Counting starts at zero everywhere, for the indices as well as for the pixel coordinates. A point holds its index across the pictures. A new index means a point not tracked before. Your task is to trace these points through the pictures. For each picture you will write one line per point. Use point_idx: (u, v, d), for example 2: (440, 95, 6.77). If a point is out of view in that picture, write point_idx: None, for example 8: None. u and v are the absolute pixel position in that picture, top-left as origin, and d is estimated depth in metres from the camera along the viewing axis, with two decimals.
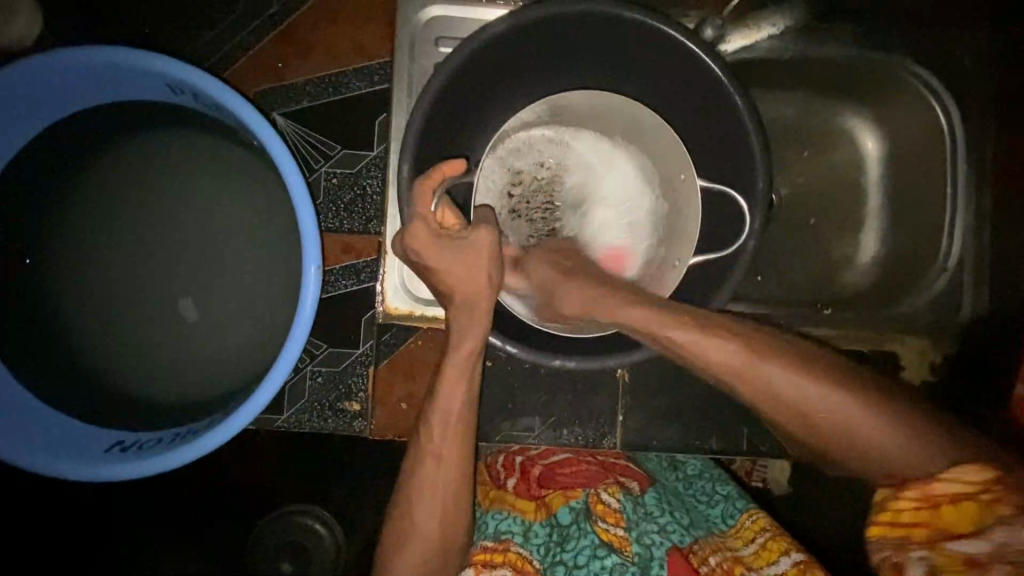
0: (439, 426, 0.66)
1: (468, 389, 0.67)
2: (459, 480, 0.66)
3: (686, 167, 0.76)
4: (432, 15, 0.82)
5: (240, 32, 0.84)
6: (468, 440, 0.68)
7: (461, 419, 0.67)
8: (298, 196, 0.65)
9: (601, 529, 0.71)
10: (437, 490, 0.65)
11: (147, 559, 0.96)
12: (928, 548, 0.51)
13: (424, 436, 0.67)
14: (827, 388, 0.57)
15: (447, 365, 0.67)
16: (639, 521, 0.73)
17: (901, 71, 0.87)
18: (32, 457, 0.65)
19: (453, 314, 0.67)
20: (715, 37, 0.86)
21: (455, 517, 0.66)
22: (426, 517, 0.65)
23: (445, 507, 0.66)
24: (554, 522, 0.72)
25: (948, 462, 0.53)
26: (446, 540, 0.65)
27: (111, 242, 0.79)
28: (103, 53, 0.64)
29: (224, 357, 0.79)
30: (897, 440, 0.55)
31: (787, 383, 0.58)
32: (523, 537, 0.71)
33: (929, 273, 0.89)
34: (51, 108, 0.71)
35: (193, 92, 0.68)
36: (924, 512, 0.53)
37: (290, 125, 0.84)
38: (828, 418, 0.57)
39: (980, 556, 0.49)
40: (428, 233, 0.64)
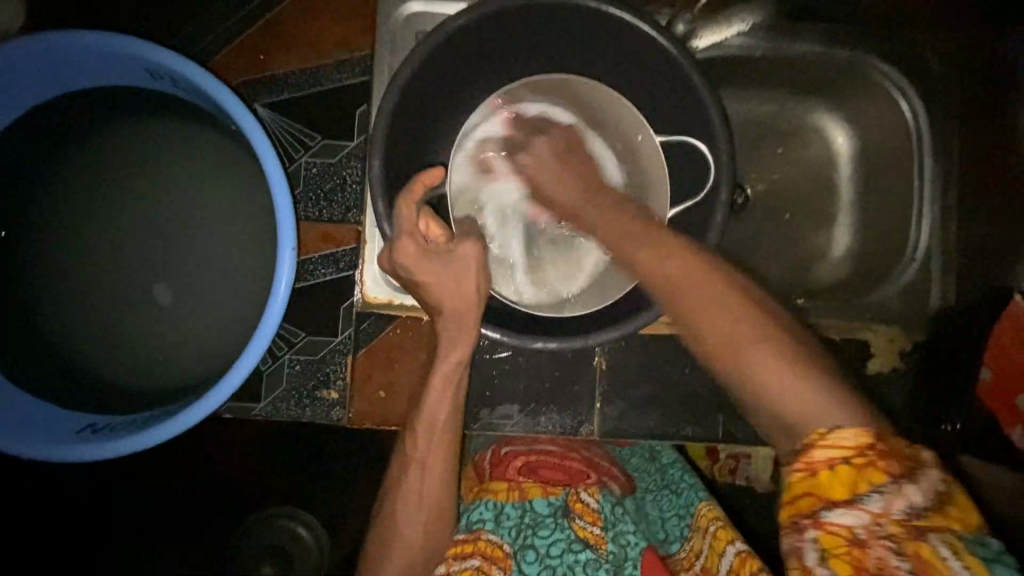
0: (426, 436, 0.65)
1: (454, 396, 0.66)
2: (443, 492, 0.66)
3: (641, 128, 0.81)
4: (411, 9, 0.84)
5: (223, 26, 0.86)
6: (455, 447, 0.67)
7: (449, 425, 0.66)
8: (274, 179, 0.66)
9: (578, 526, 0.71)
10: (420, 498, 0.65)
11: (133, 557, 0.95)
12: (817, 526, 0.48)
13: (410, 444, 0.66)
14: (758, 338, 0.51)
15: (436, 372, 0.66)
16: (616, 521, 0.72)
17: (868, 69, 0.90)
18: (2, 439, 0.65)
19: (444, 321, 0.67)
20: (687, 33, 0.88)
21: (439, 521, 0.67)
22: (411, 525, 0.65)
23: (429, 512, 0.66)
24: (528, 508, 0.72)
25: (841, 425, 0.48)
26: (429, 542, 0.67)
27: (92, 231, 0.79)
28: (81, 38, 0.65)
29: (201, 345, 0.79)
30: (792, 399, 0.49)
31: (727, 335, 0.52)
32: (496, 527, 0.71)
33: (901, 262, 0.91)
34: (30, 96, 0.71)
35: (172, 77, 0.69)
36: (806, 481, 0.48)
37: (272, 116, 0.86)
38: (767, 376, 0.50)
39: (858, 529, 0.47)
40: (416, 245, 0.64)
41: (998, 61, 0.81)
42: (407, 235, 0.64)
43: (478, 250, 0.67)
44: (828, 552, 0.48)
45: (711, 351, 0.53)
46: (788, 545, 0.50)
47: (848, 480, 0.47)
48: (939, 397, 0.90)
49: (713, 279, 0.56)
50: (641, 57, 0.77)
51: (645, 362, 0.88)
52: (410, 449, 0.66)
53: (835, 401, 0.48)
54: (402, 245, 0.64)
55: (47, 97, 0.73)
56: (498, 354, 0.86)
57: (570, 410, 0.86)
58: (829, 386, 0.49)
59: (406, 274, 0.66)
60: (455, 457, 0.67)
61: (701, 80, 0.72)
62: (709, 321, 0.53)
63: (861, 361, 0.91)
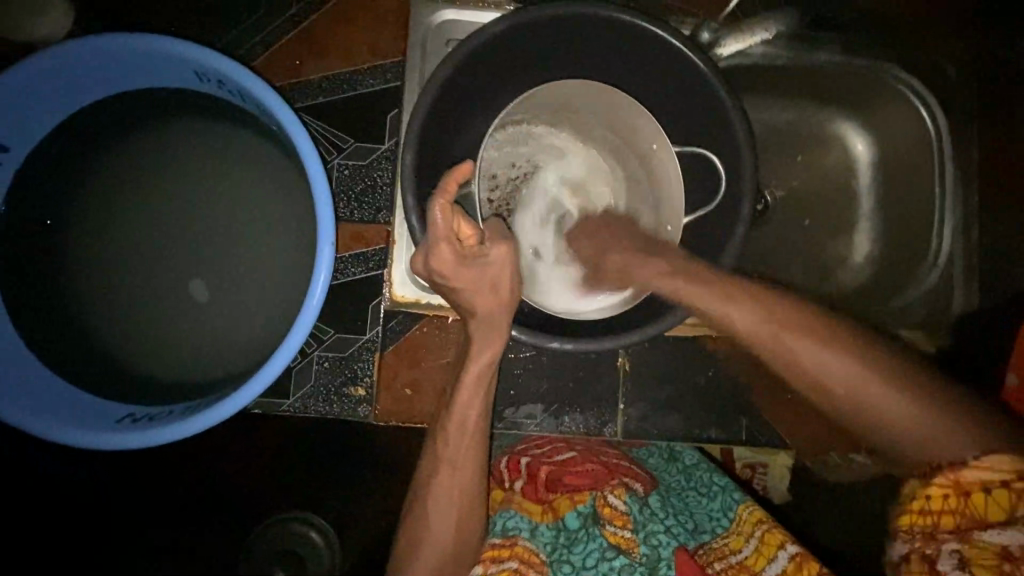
0: (456, 434, 0.67)
1: (484, 397, 0.68)
2: (474, 493, 0.67)
3: (658, 140, 0.79)
4: (444, 17, 0.87)
5: (261, 31, 0.89)
6: (483, 446, 0.68)
7: (477, 424, 0.67)
8: (314, 175, 0.68)
9: (610, 532, 0.69)
10: (447, 496, 0.66)
11: (134, 561, 0.91)
12: (959, 539, 0.56)
13: (441, 443, 0.68)
14: (887, 380, 0.60)
15: (466, 373, 0.67)
16: (647, 524, 0.70)
17: (888, 78, 0.91)
18: (46, 425, 0.67)
19: (476, 326, 0.67)
20: (711, 42, 0.89)
21: (469, 523, 0.66)
22: (440, 524, 0.66)
23: (457, 512, 0.66)
24: (561, 526, 0.70)
25: (987, 454, 0.55)
26: (458, 546, 0.66)
27: (129, 227, 0.81)
28: (131, 40, 0.68)
29: (233, 339, 0.81)
30: (913, 428, 0.58)
31: (851, 379, 0.61)
32: (531, 535, 0.69)
33: (922, 268, 0.92)
34: (78, 98, 0.74)
35: (218, 79, 0.71)
36: (953, 499, 0.56)
37: (306, 118, 0.88)
38: (891, 409, 0.59)
39: (1014, 548, 0.53)
40: (449, 250, 0.61)
41: (1002, 61, 0.83)
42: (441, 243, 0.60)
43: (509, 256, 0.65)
44: (970, 560, 0.55)
45: (819, 385, 0.63)
46: (915, 550, 0.57)
47: (991, 504, 0.55)
48: None
49: (814, 323, 0.64)
50: (664, 66, 0.78)
51: (668, 364, 0.89)
52: (443, 446, 0.67)
53: (973, 433, 0.56)
54: (435, 249, 0.61)
55: (97, 97, 0.76)
56: (521, 354, 0.87)
57: (593, 411, 0.87)
58: (961, 421, 0.57)
59: (438, 275, 0.64)
60: (484, 455, 0.68)
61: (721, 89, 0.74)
62: (828, 363, 0.61)
63: None
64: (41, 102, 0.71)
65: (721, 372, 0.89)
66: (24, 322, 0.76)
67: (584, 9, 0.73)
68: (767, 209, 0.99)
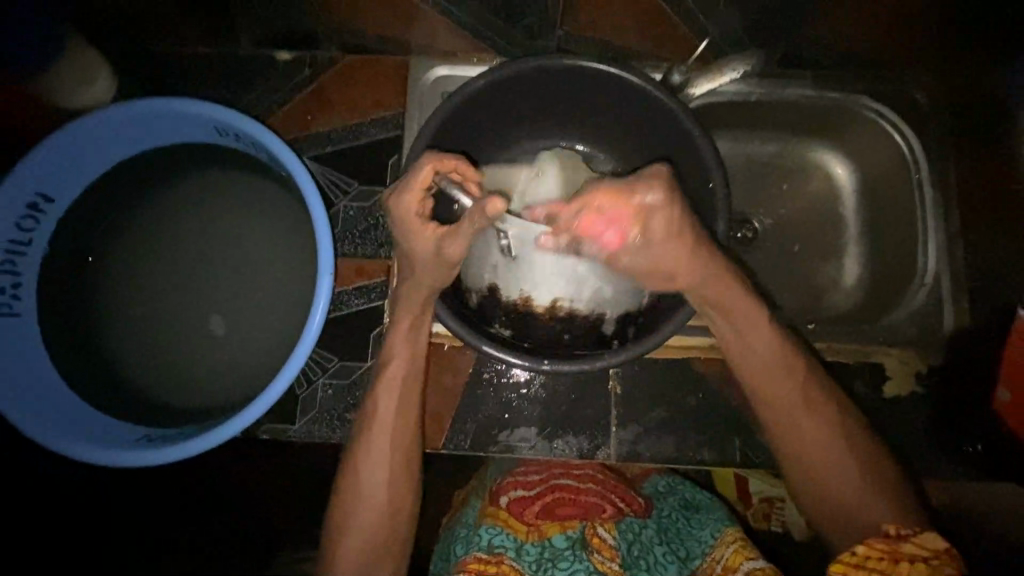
0: (386, 395, 0.77)
1: (411, 358, 0.78)
2: (404, 452, 0.76)
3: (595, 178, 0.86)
4: (437, 73, 0.97)
5: (278, 92, 0.99)
6: (414, 403, 0.78)
7: (406, 386, 0.78)
8: (315, 214, 0.75)
9: (597, 561, 0.70)
10: (387, 419, 0.76)
11: (137, 559, 0.95)
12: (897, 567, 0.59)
13: (371, 407, 0.78)
14: (839, 470, 0.71)
15: (394, 335, 0.79)
16: (633, 562, 0.71)
17: (860, 109, 0.95)
18: (73, 448, 0.74)
19: (402, 283, 0.77)
20: (682, 82, 0.91)
21: (406, 449, 0.76)
22: (371, 483, 0.74)
23: (394, 439, 0.76)
24: (547, 544, 0.72)
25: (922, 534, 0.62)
26: (392, 503, 0.75)
27: (154, 265, 0.89)
28: (163, 104, 0.79)
29: (242, 367, 0.87)
30: (858, 506, 0.70)
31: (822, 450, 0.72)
32: (517, 555, 0.71)
33: (911, 287, 0.92)
34: (115, 155, 0.84)
35: (235, 133, 0.81)
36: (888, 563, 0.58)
37: (315, 166, 0.97)
38: (840, 488, 0.71)
39: None
40: (415, 207, 0.68)
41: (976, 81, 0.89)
42: (415, 185, 0.67)
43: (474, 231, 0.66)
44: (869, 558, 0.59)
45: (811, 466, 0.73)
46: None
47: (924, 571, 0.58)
48: (959, 420, 0.90)
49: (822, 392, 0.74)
50: (641, 109, 0.84)
51: (659, 386, 0.91)
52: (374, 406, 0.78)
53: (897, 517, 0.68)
54: (401, 198, 0.69)
55: (131, 154, 0.85)
56: (514, 379, 0.91)
57: (586, 433, 0.89)
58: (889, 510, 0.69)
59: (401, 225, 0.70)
60: (415, 404, 0.78)
61: (689, 116, 0.79)
62: (810, 437, 0.73)
63: (877, 383, 0.92)
64: (82, 159, 0.81)
65: (711, 394, 0.91)
66: (56, 347, 0.83)
67: (545, 60, 0.80)
68: (756, 236, 1.01)
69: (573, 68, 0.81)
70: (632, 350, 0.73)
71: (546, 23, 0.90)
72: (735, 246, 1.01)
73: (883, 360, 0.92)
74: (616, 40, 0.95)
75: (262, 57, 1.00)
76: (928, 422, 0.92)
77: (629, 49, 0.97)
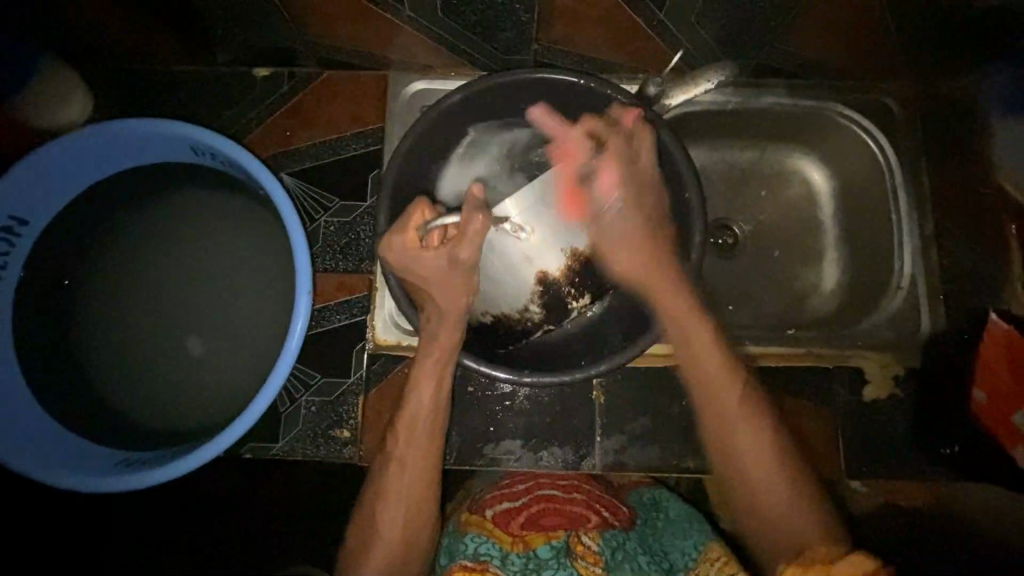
0: (408, 431, 0.76)
1: (435, 393, 0.76)
2: (423, 488, 0.74)
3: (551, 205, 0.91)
4: (415, 87, 0.98)
5: (257, 109, 0.99)
6: (435, 442, 0.76)
7: (428, 421, 0.76)
8: (294, 233, 0.75)
9: (581, 566, 0.70)
10: (408, 457, 0.75)
11: (136, 560, 0.91)
12: None
13: (392, 444, 0.76)
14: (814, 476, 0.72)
15: (420, 369, 0.76)
16: (616, 562, 0.71)
17: (833, 116, 0.97)
18: (51, 474, 0.73)
19: (426, 318, 0.76)
20: (658, 94, 0.91)
21: (425, 479, 0.74)
22: (389, 524, 0.72)
23: (415, 476, 0.74)
24: (532, 555, 0.71)
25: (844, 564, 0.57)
26: (407, 543, 0.72)
27: (132, 286, 0.89)
28: (140, 126, 0.79)
29: (223, 387, 0.86)
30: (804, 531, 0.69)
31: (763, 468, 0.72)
32: (502, 565, 0.70)
33: (888, 291, 0.94)
34: (91, 176, 0.84)
35: (212, 152, 0.81)
36: None
37: (295, 182, 0.97)
38: (778, 503, 0.71)
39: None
40: (406, 247, 0.71)
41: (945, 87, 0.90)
42: (409, 229, 0.70)
43: (484, 224, 0.70)
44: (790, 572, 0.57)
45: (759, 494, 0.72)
46: None
47: None
48: (935, 420, 0.92)
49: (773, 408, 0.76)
50: (617, 120, 0.85)
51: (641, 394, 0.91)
52: (394, 443, 0.76)
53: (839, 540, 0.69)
54: (390, 242, 0.71)
55: (108, 175, 0.85)
56: (498, 391, 0.91)
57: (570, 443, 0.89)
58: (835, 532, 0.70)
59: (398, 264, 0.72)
60: (438, 441, 0.77)
61: (664, 127, 0.80)
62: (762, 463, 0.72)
63: (856, 386, 0.94)
64: (57, 181, 0.81)
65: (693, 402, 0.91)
66: (34, 371, 0.82)
67: (522, 75, 0.82)
68: (736, 242, 1.02)
69: (549, 81, 0.82)
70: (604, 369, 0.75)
71: (523, 37, 0.91)
72: (714, 253, 1.02)
73: (862, 364, 0.93)
74: (592, 53, 0.96)
75: (240, 74, 1.00)
76: (907, 424, 0.93)
77: (604, 61, 0.98)
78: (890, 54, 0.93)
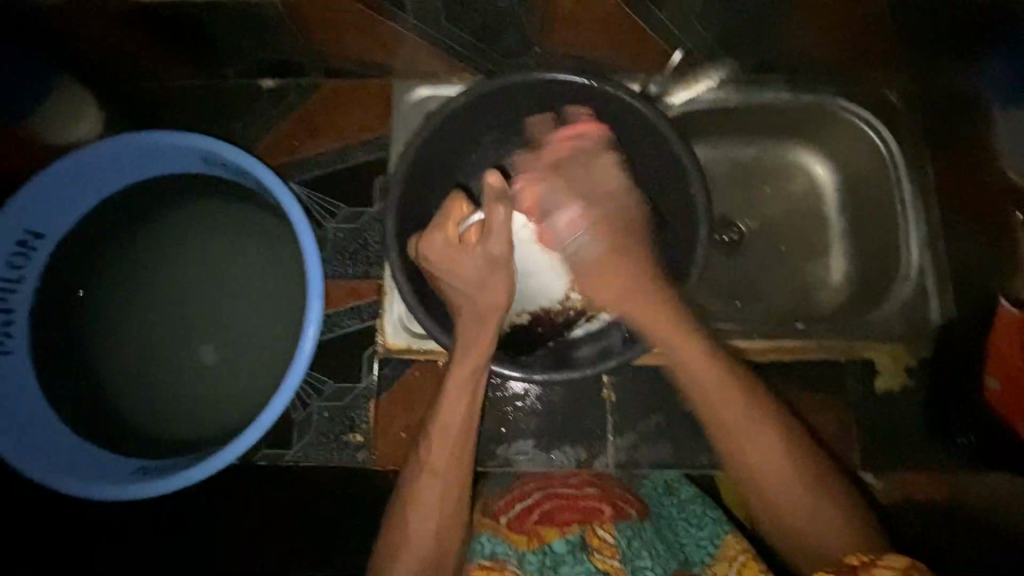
0: (439, 439, 0.74)
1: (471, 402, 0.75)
2: (455, 494, 0.73)
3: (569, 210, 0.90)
4: (418, 94, 0.98)
5: (263, 119, 1.01)
6: (467, 446, 0.74)
7: (461, 431, 0.74)
8: (304, 239, 0.76)
9: (598, 560, 0.71)
10: (438, 466, 0.73)
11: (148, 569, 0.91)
12: None
13: (424, 452, 0.74)
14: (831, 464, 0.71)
15: (455, 372, 0.74)
16: (634, 555, 0.71)
17: (836, 111, 0.97)
18: (67, 484, 0.74)
19: (465, 325, 0.76)
20: (660, 93, 0.98)
21: (459, 486, 0.73)
22: (421, 532, 0.70)
23: (445, 486, 0.72)
24: (548, 551, 0.72)
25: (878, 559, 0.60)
26: (436, 553, 0.69)
27: (144, 297, 0.90)
28: (151, 138, 0.80)
29: (236, 395, 0.87)
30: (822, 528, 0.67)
31: (778, 473, 0.68)
32: (519, 564, 0.71)
33: (896, 282, 0.93)
34: (104, 190, 0.85)
35: (222, 161, 0.82)
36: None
37: (303, 190, 0.98)
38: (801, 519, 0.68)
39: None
40: (444, 244, 0.73)
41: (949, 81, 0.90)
42: (449, 225, 0.73)
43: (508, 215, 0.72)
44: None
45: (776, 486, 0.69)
46: None
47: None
48: (949, 410, 0.92)
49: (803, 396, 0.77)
50: (617, 117, 0.86)
51: (650, 390, 0.91)
52: (424, 452, 0.74)
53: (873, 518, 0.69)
54: (430, 237, 0.74)
55: (121, 188, 0.86)
56: (509, 392, 0.91)
57: (582, 442, 0.90)
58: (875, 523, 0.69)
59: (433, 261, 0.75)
60: (471, 449, 0.75)
61: (664, 120, 0.81)
62: (771, 448, 0.70)
63: (867, 378, 0.93)
64: (71, 195, 0.82)
65: None
66: (51, 384, 0.84)
67: (517, 77, 0.82)
68: (742, 238, 1.03)
69: (549, 82, 0.83)
70: (615, 364, 0.77)
71: (524, 40, 0.93)
72: (719, 249, 1.02)
73: (872, 355, 0.93)
74: (591, 55, 0.98)
75: (245, 86, 1.01)
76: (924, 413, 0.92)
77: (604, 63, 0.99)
78: (888, 46, 0.93)
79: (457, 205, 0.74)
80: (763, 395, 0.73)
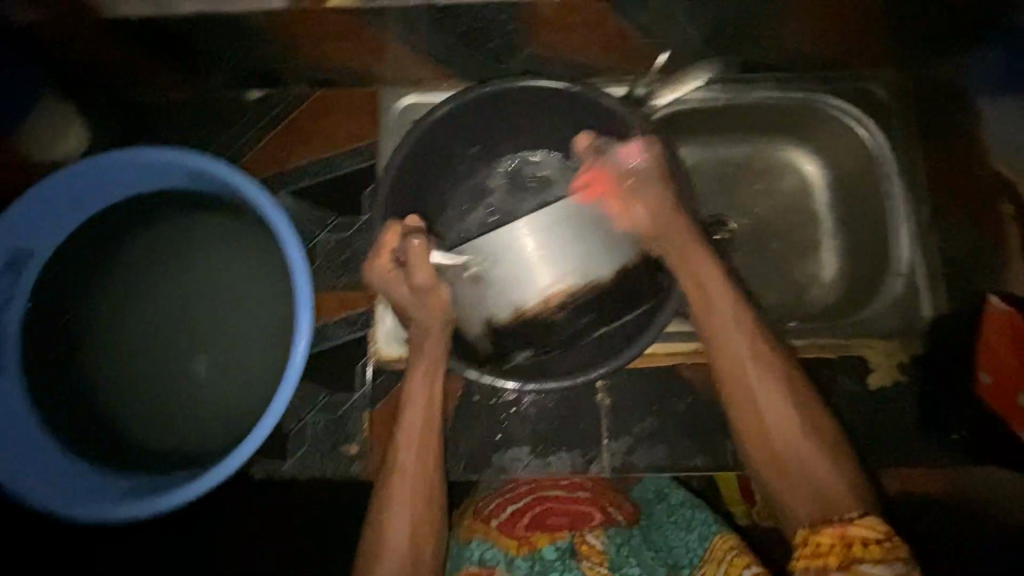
0: (406, 442, 0.76)
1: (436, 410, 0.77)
2: (427, 493, 0.74)
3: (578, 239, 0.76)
4: (406, 102, 0.98)
5: (250, 131, 1.01)
6: (433, 443, 0.77)
7: (427, 429, 0.77)
8: (291, 252, 0.76)
9: (587, 566, 0.71)
10: (409, 467, 0.75)
11: None
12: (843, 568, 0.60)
13: (395, 457, 0.76)
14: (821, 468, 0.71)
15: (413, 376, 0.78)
16: (623, 563, 0.71)
17: (824, 107, 0.96)
18: (59, 505, 0.74)
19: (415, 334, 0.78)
20: (646, 94, 0.94)
21: (428, 485, 0.75)
22: (398, 531, 0.71)
23: (416, 487, 0.74)
24: (537, 557, 0.72)
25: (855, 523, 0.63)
26: (417, 554, 0.71)
27: (134, 313, 0.89)
28: (135, 155, 0.80)
29: (229, 409, 0.87)
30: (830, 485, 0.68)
31: (800, 446, 0.69)
32: (507, 568, 0.71)
33: (886, 277, 0.94)
34: (91, 208, 0.85)
35: (208, 177, 0.82)
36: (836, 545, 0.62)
37: (293, 201, 0.98)
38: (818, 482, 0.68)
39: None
40: (381, 269, 0.76)
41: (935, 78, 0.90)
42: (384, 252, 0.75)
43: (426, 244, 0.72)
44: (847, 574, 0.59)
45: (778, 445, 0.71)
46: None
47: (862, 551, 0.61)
48: (943, 407, 0.92)
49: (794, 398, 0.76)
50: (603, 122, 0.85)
51: (645, 393, 0.92)
52: (393, 452, 0.77)
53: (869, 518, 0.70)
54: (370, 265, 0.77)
55: (108, 204, 0.86)
56: (503, 398, 0.92)
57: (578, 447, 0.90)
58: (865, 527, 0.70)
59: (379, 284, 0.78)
60: (436, 447, 0.77)
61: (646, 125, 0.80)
62: (776, 414, 0.71)
63: (860, 375, 0.93)
64: (58, 213, 0.82)
65: (698, 398, 0.91)
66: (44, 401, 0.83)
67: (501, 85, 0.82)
68: (734, 236, 1.02)
69: (532, 87, 0.83)
70: (605, 371, 0.77)
71: (511, 46, 0.92)
72: None
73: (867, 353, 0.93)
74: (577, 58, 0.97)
75: (231, 98, 1.01)
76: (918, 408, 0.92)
77: (591, 66, 0.99)
78: (875, 44, 0.93)
79: (389, 234, 0.75)
80: (765, 366, 0.73)
